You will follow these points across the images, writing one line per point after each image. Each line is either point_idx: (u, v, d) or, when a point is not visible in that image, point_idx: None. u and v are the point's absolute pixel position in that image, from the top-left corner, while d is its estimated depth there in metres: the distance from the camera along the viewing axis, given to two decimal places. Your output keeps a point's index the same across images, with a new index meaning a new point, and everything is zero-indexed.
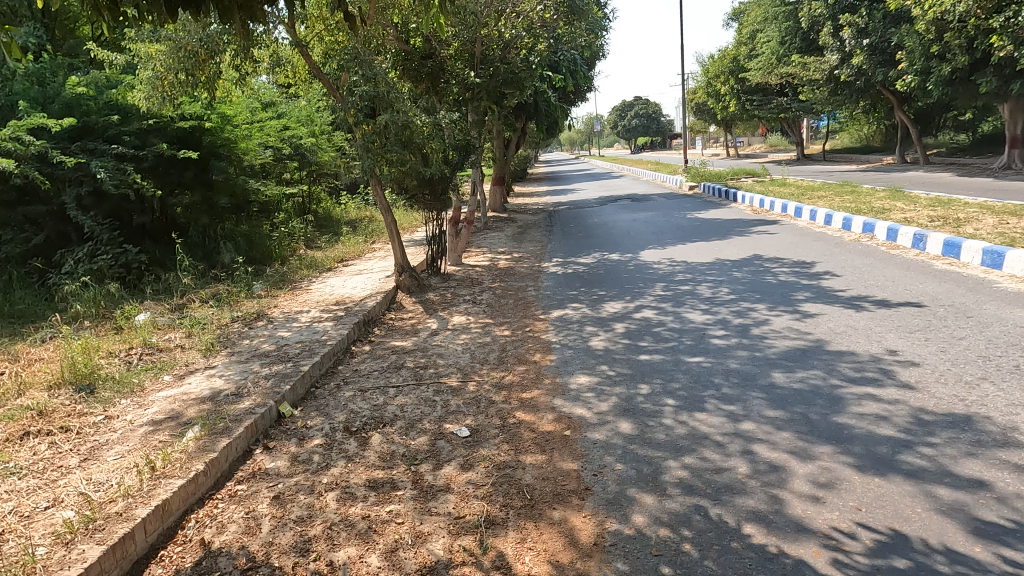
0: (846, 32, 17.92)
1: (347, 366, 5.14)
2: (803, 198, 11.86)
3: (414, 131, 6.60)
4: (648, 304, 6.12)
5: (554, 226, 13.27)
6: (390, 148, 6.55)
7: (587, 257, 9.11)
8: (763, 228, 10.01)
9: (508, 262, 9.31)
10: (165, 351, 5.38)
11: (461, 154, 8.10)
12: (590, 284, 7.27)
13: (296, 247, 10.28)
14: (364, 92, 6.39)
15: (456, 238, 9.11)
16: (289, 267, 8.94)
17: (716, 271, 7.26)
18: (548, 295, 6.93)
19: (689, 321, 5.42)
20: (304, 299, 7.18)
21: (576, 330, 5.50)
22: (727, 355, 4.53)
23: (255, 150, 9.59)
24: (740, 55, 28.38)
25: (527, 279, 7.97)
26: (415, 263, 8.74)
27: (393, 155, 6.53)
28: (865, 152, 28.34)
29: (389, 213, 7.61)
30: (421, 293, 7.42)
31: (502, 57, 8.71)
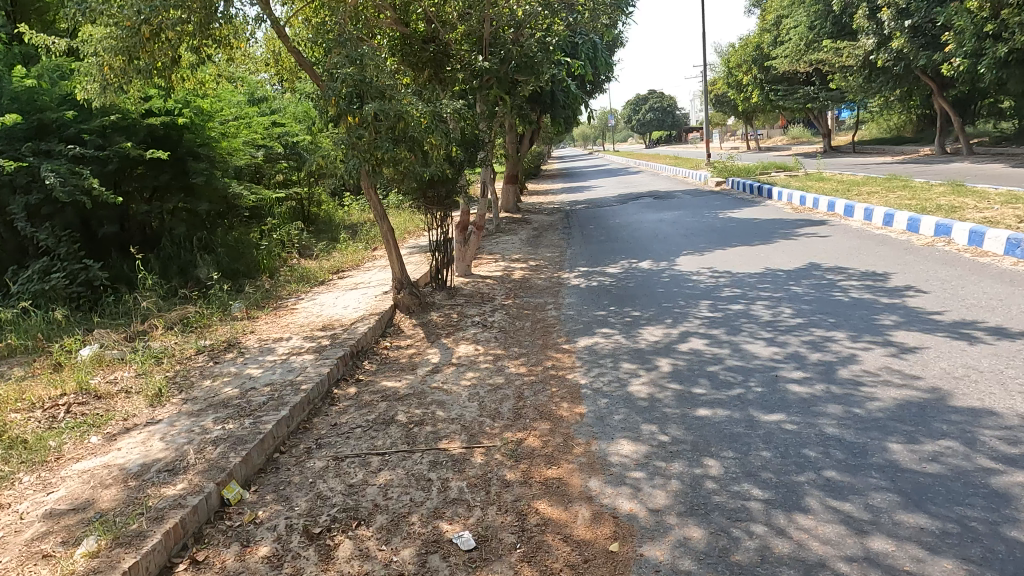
0: (885, 13, 16.66)
1: (325, 418, 4.10)
2: (851, 194, 10.67)
3: (410, 123, 5.51)
4: (695, 331, 5.02)
5: (571, 228, 12.18)
6: (380, 146, 5.47)
7: (614, 266, 8.01)
8: (810, 230, 8.85)
9: (523, 272, 8.26)
10: (103, 399, 4.35)
11: (467, 149, 7.03)
12: (620, 302, 6.18)
13: (287, 256, 9.28)
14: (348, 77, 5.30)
15: (464, 246, 8.08)
16: (277, 282, 7.95)
17: (770, 285, 6.13)
18: (572, 316, 5.85)
19: (754, 358, 4.31)
20: (286, 323, 6.16)
21: (610, 368, 4.42)
22: (815, 412, 3.43)
23: (236, 148, 8.63)
24: (762, 43, 27.03)
25: (546, 294, 6.90)
26: (418, 275, 7.72)
27: (384, 152, 5.45)
28: (898, 143, 27.00)
29: (387, 220, 6.56)
30: (423, 313, 6.39)
31: (515, 40, 7.63)
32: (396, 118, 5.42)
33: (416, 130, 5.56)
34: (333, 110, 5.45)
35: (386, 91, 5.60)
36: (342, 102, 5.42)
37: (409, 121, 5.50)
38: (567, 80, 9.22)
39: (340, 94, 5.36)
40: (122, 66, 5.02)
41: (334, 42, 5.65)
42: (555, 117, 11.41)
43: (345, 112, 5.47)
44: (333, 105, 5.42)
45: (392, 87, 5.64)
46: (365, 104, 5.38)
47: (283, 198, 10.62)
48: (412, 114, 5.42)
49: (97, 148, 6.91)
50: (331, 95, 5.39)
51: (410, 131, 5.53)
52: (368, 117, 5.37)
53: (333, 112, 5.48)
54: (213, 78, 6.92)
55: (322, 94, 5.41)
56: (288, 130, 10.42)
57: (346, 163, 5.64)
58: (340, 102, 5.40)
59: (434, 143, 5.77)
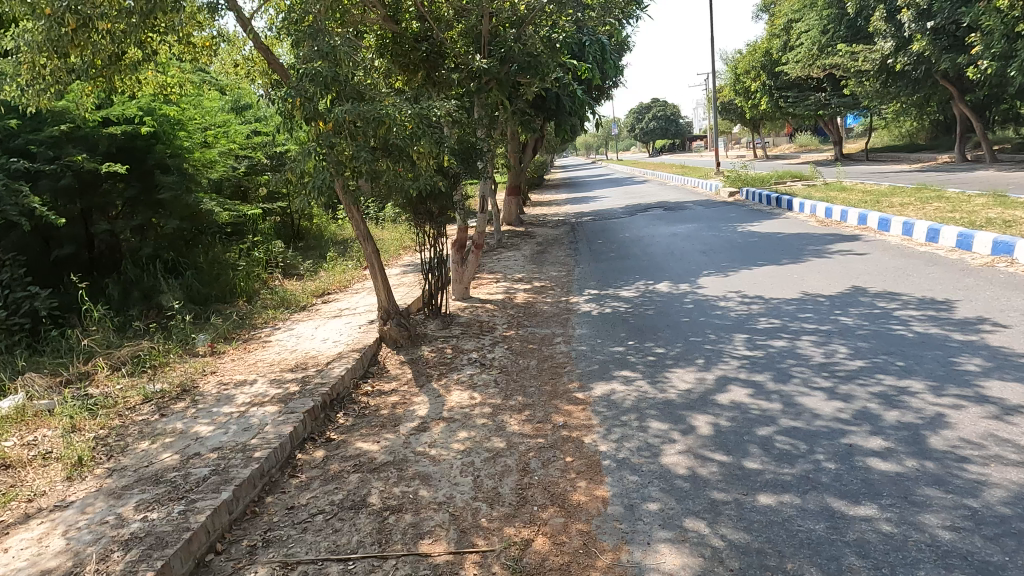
0: (904, 14, 15.87)
1: (280, 498, 3.27)
2: (882, 206, 9.84)
3: (393, 130, 4.67)
4: (733, 376, 4.19)
5: (578, 243, 11.37)
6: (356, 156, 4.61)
7: (628, 288, 7.20)
8: (843, 246, 8.02)
9: (526, 295, 7.45)
10: (12, 469, 3.53)
11: (462, 160, 6.22)
12: (640, 335, 5.35)
13: (268, 277, 8.48)
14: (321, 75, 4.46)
15: (461, 266, 7.29)
16: (252, 309, 7.14)
17: (813, 315, 5.30)
18: (584, 355, 5.01)
19: (814, 416, 3.47)
20: (253, 361, 5.36)
21: (635, 428, 3.57)
22: (915, 503, 2.59)
23: (208, 160, 7.84)
24: (771, 48, 26.26)
25: (553, 323, 6.08)
26: (409, 300, 6.92)
27: (361, 164, 4.59)
28: (913, 150, 26.17)
29: (371, 241, 5.75)
30: (413, 347, 5.58)
31: (516, 37, 6.84)
32: (376, 124, 4.59)
33: (400, 138, 4.72)
34: (299, 113, 4.60)
35: (364, 92, 4.79)
36: (312, 105, 4.58)
37: (392, 128, 4.66)
38: (573, 84, 8.43)
39: (310, 95, 4.52)
40: (52, 64, 4.31)
41: (303, 35, 4.85)
42: (561, 125, 10.62)
43: (314, 116, 4.63)
44: (299, 107, 4.56)
45: (370, 87, 4.84)
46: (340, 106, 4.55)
47: (267, 213, 9.86)
48: (396, 118, 4.59)
49: (49, 160, 6.16)
50: (295, 96, 4.53)
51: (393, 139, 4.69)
52: (342, 123, 4.54)
53: (299, 116, 4.62)
54: (176, 82, 6.29)
55: (285, 95, 4.55)
56: (273, 140, 9.67)
57: (312, 178, 4.75)
58: (308, 105, 4.55)
59: (421, 154, 4.95)
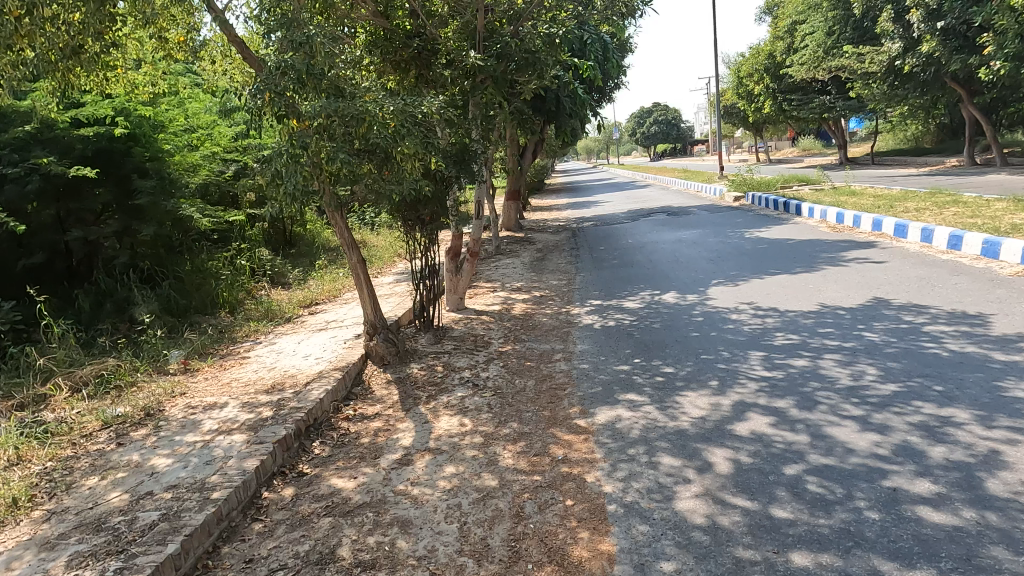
0: (914, 14, 15.48)
1: (239, 548, 2.85)
2: (896, 211, 9.43)
3: (373, 128, 4.27)
4: (752, 401, 3.77)
5: (579, 249, 10.97)
6: (332, 158, 4.17)
7: (632, 298, 6.78)
8: (859, 254, 7.60)
9: (525, 305, 7.04)
10: None
11: (455, 162, 5.80)
12: (646, 352, 4.93)
13: (254, 287, 8.09)
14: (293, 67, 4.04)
15: (455, 275, 6.88)
16: (233, 321, 6.74)
17: (834, 330, 4.88)
18: (586, 375, 4.60)
19: (848, 451, 3.05)
20: (227, 381, 4.95)
21: (644, 465, 3.16)
22: (981, 568, 2.17)
23: (189, 163, 7.50)
24: (774, 51, 25.90)
25: (553, 338, 5.67)
26: (400, 312, 6.51)
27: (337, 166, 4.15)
28: (920, 153, 25.76)
29: (356, 251, 5.33)
30: (401, 364, 5.16)
31: (513, 33, 6.44)
32: (355, 122, 4.18)
33: (380, 137, 4.29)
34: (269, 111, 4.17)
35: (342, 88, 4.38)
36: (283, 101, 4.15)
37: (372, 125, 4.26)
38: (574, 83, 8.04)
39: (282, 89, 4.11)
40: None
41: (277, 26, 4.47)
42: (561, 127, 10.25)
43: (285, 113, 4.21)
44: (268, 103, 4.13)
45: (349, 83, 4.45)
46: (314, 102, 4.13)
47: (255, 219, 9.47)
48: (376, 115, 4.19)
49: (14, 163, 5.80)
50: (264, 90, 4.11)
51: (372, 138, 4.27)
52: (316, 121, 4.11)
53: (269, 113, 4.18)
54: (148, 80, 5.91)
55: (252, 90, 4.13)
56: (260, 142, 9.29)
57: (281, 182, 4.27)
58: (278, 100, 4.13)
59: (405, 156, 4.54)
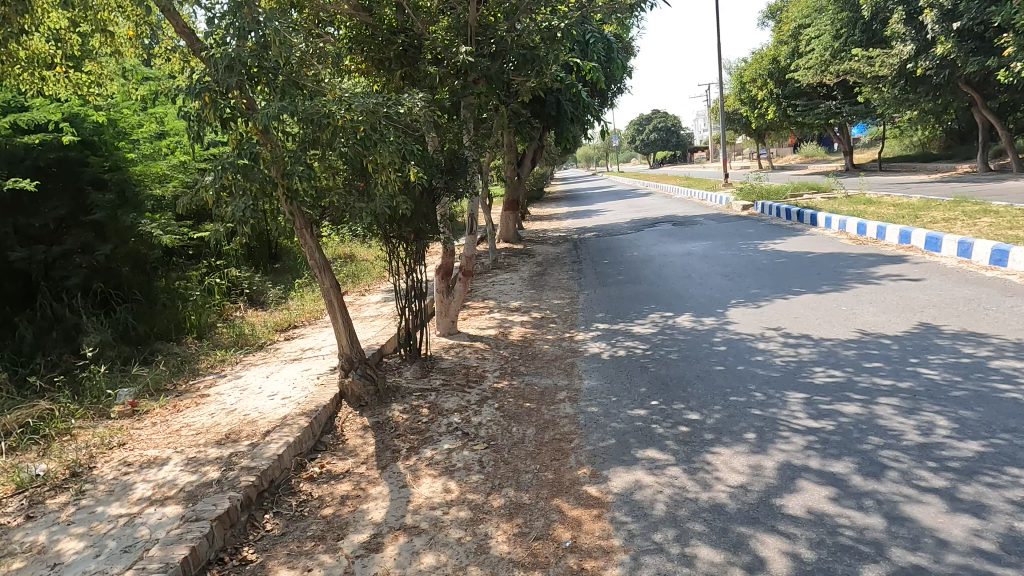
0: (927, 15, 14.88)
1: None
2: (922, 221, 8.77)
3: (338, 133, 3.57)
4: (801, 463, 3.07)
5: (581, 263, 10.29)
6: (288, 173, 3.51)
7: (643, 322, 6.10)
8: (891, 269, 6.91)
9: (523, 330, 6.35)
10: None
11: (443, 172, 5.13)
12: (665, 391, 4.24)
13: (227, 308, 7.40)
14: (241, 60, 3.35)
15: (446, 296, 6.19)
16: (199, 349, 6.05)
17: (883, 365, 4.19)
18: (594, 421, 3.91)
19: (941, 545, 2.35)
20: (178, 426, 4.26)
21: (675, 559, 2.46)
22: None
23: (156, 173, 6.85)
24: (778, 55, 25.31)
25: (556, 371, 4.98)
26: (384, 339, 5.82)
27: (294, 181, 3.49)
28: (929, 159, 25.14)
29: (331, 274, 4.51)
30: (380, 405, 4.47)
31: (509, 28, 5.79)
32: (314, 127, 3.49)
33: (347, 144, 3.59)
34: (212, 114, 3.47)
35: (302, 85, 3.74)
36: (229, 101, 3.47)
37: (338, 129, 3.56)
38: (577, 87, 7.40)
39: (227, 87, 3.40)
40: None
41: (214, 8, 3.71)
42: (562, 133, 9.67)
43: (231, 116, 3.49)
44: (209, 105, 3.43)
45: (312, 80, 3.80)
46: (267, 103, 3.45)
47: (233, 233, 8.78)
48: (341, 117, 3.51)
49: None
50: (203, 89, 3.41)
51: (338, 146, 3.58)
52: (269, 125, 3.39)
53: (211, 118, 3.48)
54: (94, 80, 5.29)
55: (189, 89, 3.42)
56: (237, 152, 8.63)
57: (228, 203, 3.56)
58: (221, 101, 3.44)
59: (378, 167, 3.87)
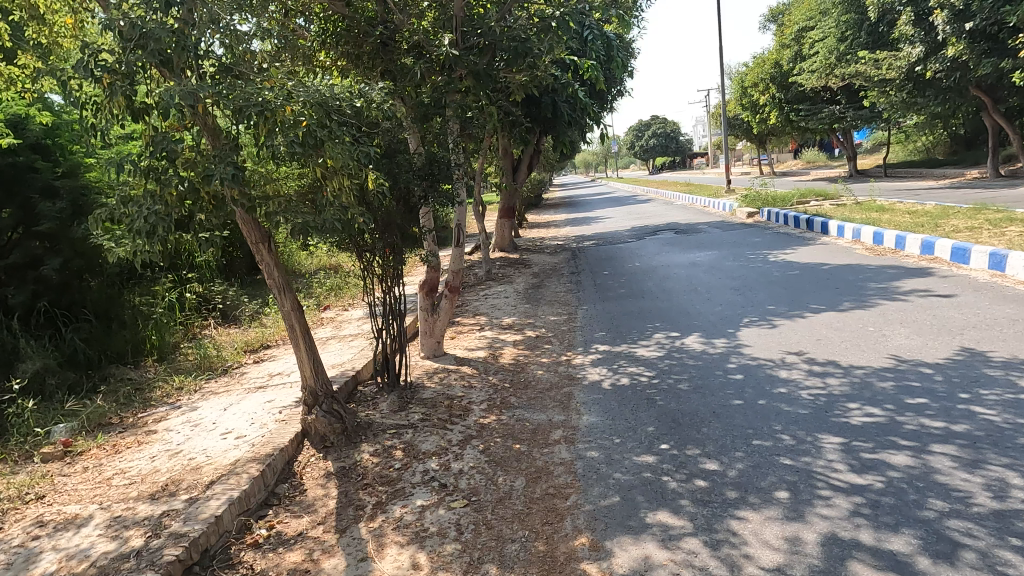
0: (938, 16, 14.39)
1: None
2: (944, 231, 8.21)
3: (275, 130, 2.83)
4: (850, 536, 2.49)
5: (580, 274, 9.71)
6: (208, 175, 2.81)
7: (648, 343, 5.52)
8: (917, 284, 6.34)
9: (515, 351, 5.77)
10: None
11: (420, 177, 4.43)
12: (676, 432, 3.66)
13: (195, 326, 6.82)
14: (155, 37, 2.70)
15: (430, 315, 5.60)
16: (155, 375, 5.46)
17: (929, 403, 3.61)
18: (595, 470, 3.32)
19: None
20: (110, 473, 3.67)
21: None
22: None
23: None
24: (781, 59, 24.82)
25: (551, 403, 4.40)
26: (360, 364, 5.23)
27: (215, 185, 2.78)
28: (934, 165, 24.62)
29: (291, 295, 3.86)
30: (347, 447, 3.88)
31: (499, 18, 5.22)
32: (244, 120, 2.78)
33: (286, 141, 2.84)
34: (115, 103, 2.77)
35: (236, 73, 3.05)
36: (142, 86, 2.87)
37: (275, 125, 2.82)
38: (574, 86, 6.83)
39: (132, 68, 2.74)
40: None
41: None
42: (559, 137, 9.13)
43: (141, 106, 2.80)
44: (107, 91, 2.75)
45: (248, 66, 3.14)
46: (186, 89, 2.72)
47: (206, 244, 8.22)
48: (278, 109, 2.78)
49: None
50: (102, 69, 2.72)
51: (277, 145, 2.83)
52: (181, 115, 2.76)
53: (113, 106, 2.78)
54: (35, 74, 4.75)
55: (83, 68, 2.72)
56: None
57: (130, 210, 2.96)
58: (124, 85, 2.74)
59: (328, 171, 3.15)
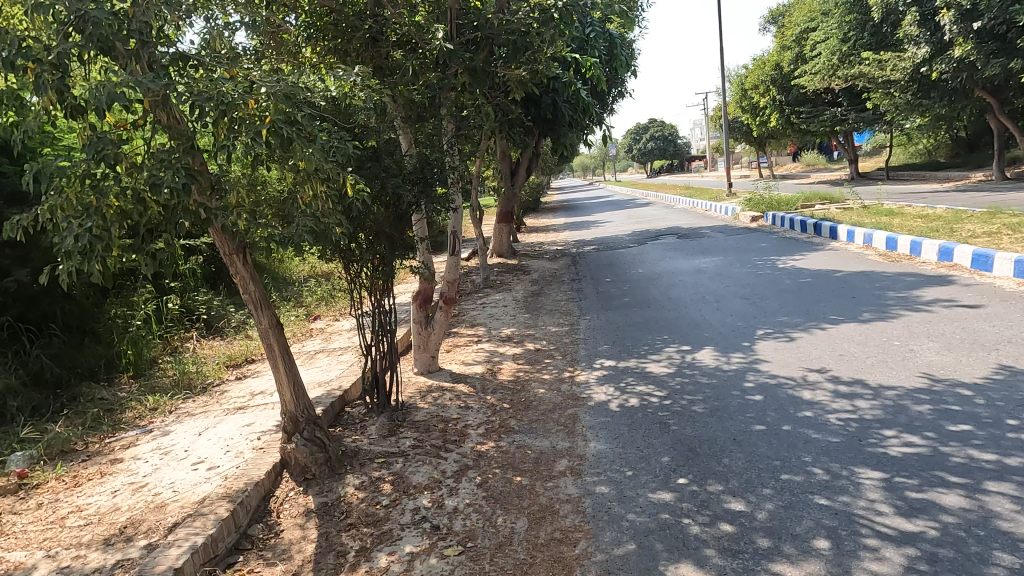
0: (944, 15, 14.13)
1: None
2: (961, 235, 7.88)
3: (235, 127, 2.32)
4: None
5: (581, 281, 9.35)
6: (154, 185, 2.18)
7: (656, 359, 5.16)
8: (939, 293, 6.00)
9: (514, 367, 5.40)
10: None
11: (413, 183, 4.03)
12: (694, 462, 3.31)
13: (176, 340, 6.44)
14: (94, 20, 2.13)
15: (423, 329, 5.23)
16: (129, 394, 5.07)
17: (974, 430, 3.26)
18: (606, 510, 2.96)
19: None
20: (64, 510, 3.29)
21: None
22: None
23: None
24: (782, 61, 24.56)
25: (555, 427, 4.04)
26: (348, 383, 4.87)
27: (162, 196, 2.17)
28: (937, 167, 24.35)
29: (269, 312, 3.47)
30: (330, 480, 3.52)
31: (497, 10, 4.88)
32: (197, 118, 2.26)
33: (244, 141, 2.31)
34: (45, 98, 2.20)
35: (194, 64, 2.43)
36: (76, 77, 2.31)
37: (234, 122, 2.31)
38: (577, 85, 6.49)
39: (65, 58, 2.18)
40: None
41: None
42: (559, 139, 8.77)
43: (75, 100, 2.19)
44: (33, 84, 2.18)
45: (215, 58, 2.60)
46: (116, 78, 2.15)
47: (190, 251, 7.83)
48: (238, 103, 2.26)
49: None
50: (24, 57, 2.14)
51: (235, 147, 2.29)
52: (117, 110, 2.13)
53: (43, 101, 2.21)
54: None
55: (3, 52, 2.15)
56: None
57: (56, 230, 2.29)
58: (55, 73, 2.17)
59: (299, 173, 2.72)
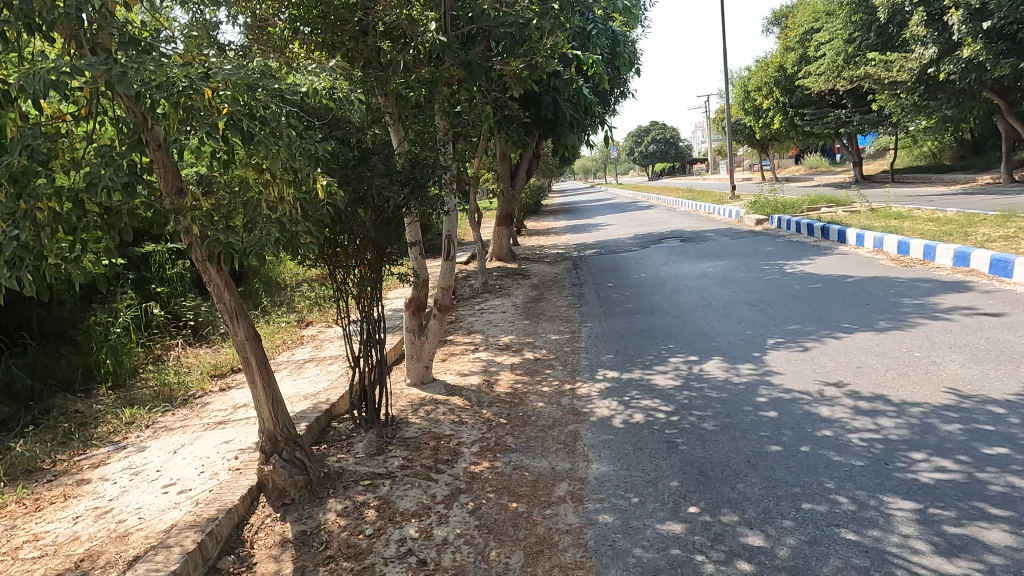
0: (953, 15, 13.87)
1: None
2: (976, 240, 7.60)
3: (189, 118, 2.05)
4: None
5: (582, 286, 9.07)
6: (90, 183, 1.92)
7: (662, 370, 4.88)
8: (959, 300, 5.72)
9: (512, 378, 5.13)
10: None
11: (403, 184, 3.76)
12: (707, 488, 3.03)
13: (160, 349, 6.16)
14: None
15: (416, 338, 4.95)
16: (105, 407, 4.79)
17: (1012, 454, 2.99)
18: (611, 543, 2.68)
19: None
20: (17, 540, 3.02)
21: None
22: None
23: None
24: (785, 62, 24.31)
25: (555, 446, 3.76)
26: (336, 397, 4.59)
27: (100, 197, 1.92)
28: (943, 170, 24.07)
29: (245, 322, 3.20)
30: (310, 504, 3.24)
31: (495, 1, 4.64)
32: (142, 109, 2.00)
33: (197, 136, 2.06)
34: None
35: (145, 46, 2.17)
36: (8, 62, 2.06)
37: (187, 112, 2.05)
38: (578, 83, 6.22)
39: None
40: None
41: None
42: (559, 140, 8.50)
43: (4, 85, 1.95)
44: None
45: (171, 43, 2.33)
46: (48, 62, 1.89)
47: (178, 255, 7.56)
48: (189, 90, 2.00)
49: None
50: None
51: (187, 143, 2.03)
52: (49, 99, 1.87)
53: None
54: None
55: None
56: None
57: None
58: None
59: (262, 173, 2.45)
